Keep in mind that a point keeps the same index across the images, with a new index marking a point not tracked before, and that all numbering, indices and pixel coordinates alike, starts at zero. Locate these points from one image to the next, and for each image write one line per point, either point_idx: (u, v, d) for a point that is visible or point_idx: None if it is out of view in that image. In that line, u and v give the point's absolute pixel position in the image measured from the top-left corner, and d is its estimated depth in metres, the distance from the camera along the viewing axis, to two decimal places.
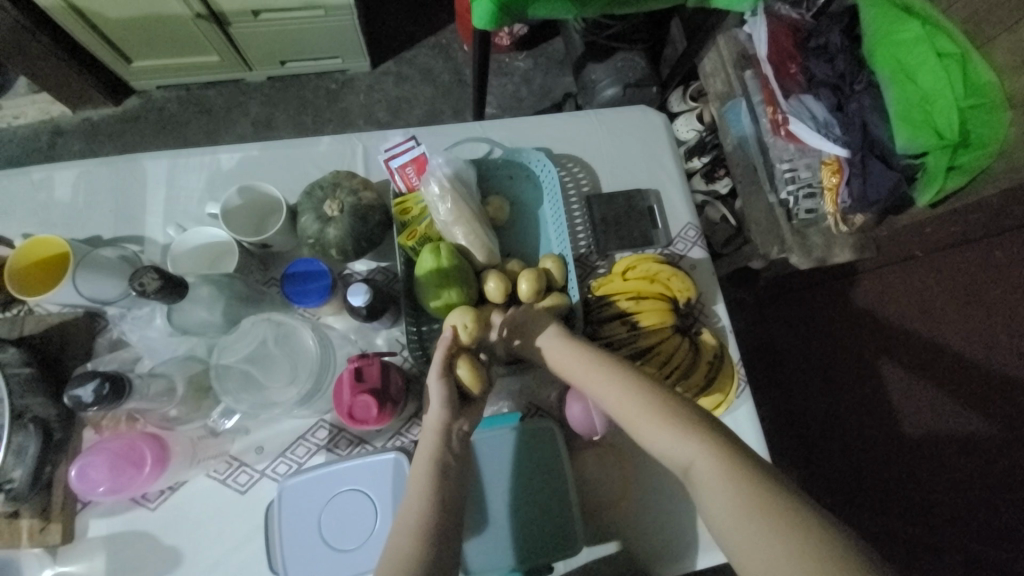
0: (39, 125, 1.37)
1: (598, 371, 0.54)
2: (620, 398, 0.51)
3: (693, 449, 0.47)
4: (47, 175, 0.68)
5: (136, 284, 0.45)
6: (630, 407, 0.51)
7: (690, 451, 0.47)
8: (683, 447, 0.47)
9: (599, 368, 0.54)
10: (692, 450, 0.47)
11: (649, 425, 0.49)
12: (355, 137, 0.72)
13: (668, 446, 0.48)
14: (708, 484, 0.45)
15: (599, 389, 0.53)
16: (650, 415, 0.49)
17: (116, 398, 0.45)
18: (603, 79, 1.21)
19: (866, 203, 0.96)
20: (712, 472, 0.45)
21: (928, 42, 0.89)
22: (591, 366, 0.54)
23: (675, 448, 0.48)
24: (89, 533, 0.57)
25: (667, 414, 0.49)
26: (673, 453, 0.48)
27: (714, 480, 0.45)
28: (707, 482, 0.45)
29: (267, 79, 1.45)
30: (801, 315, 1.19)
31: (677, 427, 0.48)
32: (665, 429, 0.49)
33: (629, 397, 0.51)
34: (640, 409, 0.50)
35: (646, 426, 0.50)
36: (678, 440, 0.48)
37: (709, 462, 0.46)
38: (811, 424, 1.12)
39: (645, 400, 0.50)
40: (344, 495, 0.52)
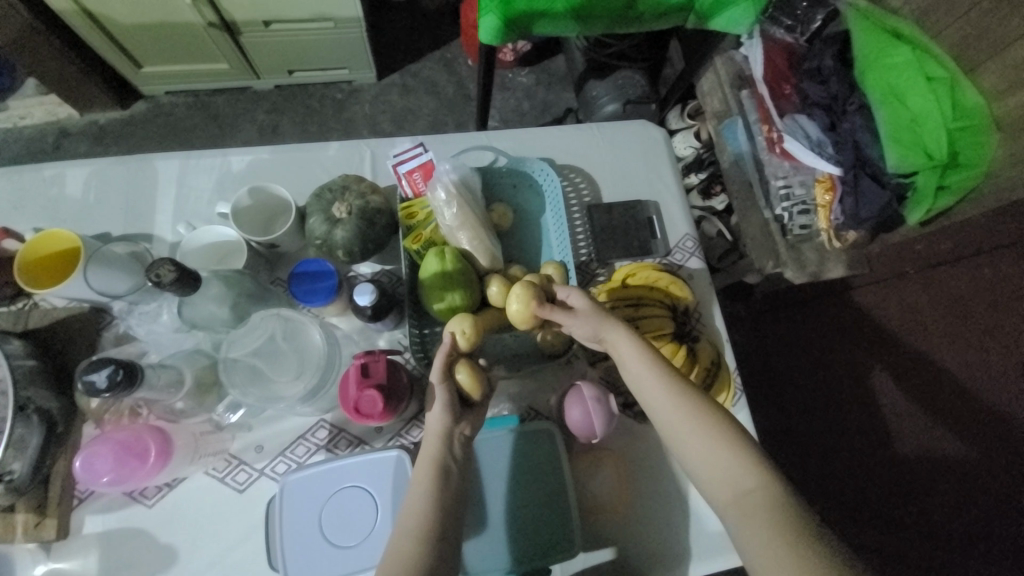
0: (46, 126, 1.39)
1: (661, 383, 0.53)
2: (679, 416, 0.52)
3: (755, 479, 0.48)
4: (59, 172, 0.69)
5: (152, 275, 0.46)
6: (685, 423, 0.52)
7: (751, 480, 0.48)
8: (744, 474, 0.49)
9: (659, 383, 0.54)
10: (748, 479, 0.48)
11: (707, 449, 0.50)
12: (364, 143, 0.74)
13: (724, 467, 0.49)
14: (757, 516, 0.46)
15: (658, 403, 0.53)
16: (709, 437, 0.51)
17: (129, 384, 0.46)
18: (604, 96, 1.25)
19: (857, 220, 0.98)
20: (765, 503, 0.46)
21: (917, 67, 0.93)
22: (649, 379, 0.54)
23: (733, 472, 0.49)
24: (84, 529, 0.57)
25: (732, 440, 0.50)
26: (724, 476, 0.49)
27: (764, 511, 0.46)
28: (756, 513, 0.46)
29: (274, 87, 1.47)
30: (797, 326, 1.21)
31: (735, 453, 0.50)
32: (723, 450, 0.50)
33: (687, 415, 0.52)
34: (705, 431, 0.51)
35: (698, 446, 0.51)
36: (739, 466, 0.49)
37: (760, 496, 0.47)
38: (809, 437, 1.13)
39: (702, 423, 0.51)
40: (345, 492, 0.52)
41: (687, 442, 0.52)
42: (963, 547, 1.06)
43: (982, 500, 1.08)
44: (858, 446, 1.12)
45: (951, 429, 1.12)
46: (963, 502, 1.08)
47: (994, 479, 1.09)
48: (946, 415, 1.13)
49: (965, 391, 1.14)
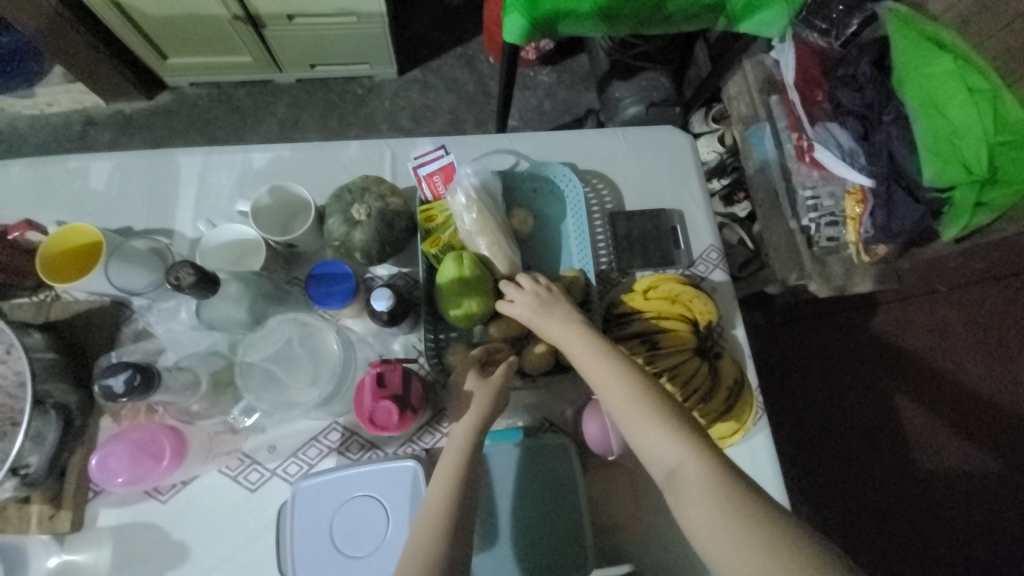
0: (73, 115, 1.41)
1: (596, 358, 0.54)
2: (620, 394, 0.52)
3: (684, 452, 0.48)
4: (83, 165, 0.70)
5: (171, 277, 0.46)
6: (617, 397, 0.52)
7: (680, 453, 0.48)
8: (671, 448, 0.48)
9: (602, 360, 0.54)
10: (678, 452, 0.48)
11: (640, 423, 0.50)
12: (384, 142, 0.73)
13: (654, 441, 0.49)
14: (689, 491, 0.46)
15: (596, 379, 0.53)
16: (641, 409, 0.50)
17: (146, 389, 0.46)
18: (627, 97, 1.22)
19: (888, 234, 0.94)
20: (697, 476, 0.46)
21: (959, 77, 0.89)
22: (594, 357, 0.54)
23: (663, 447, 0.49)
24: (99, 522, 0.57)
25: (660, 413, 0.50)
26: (657, 451, 0.49)
27: (697, 488, 0.46)
28: (687, 487, 0.46)
29: (296, 81, 1.47)
30: (818, 341, 1.17)
31: (666, 426, 0.49)
32: (654, 424, 0.50)
33: (620, 390, 0.52)
34: (632, 404, 0.51)
35: (631, 419, 0.51)
36: (668, 439, 0.49)
37: (690, 469, 0.47)
38: (825, 454, 1.10)
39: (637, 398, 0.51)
40: (356, 501, 0.51)
41: (620, 415, 0.52)
42: (977, 567, 1.03)
43: (1005, 523, 1.05)
44: (879, 469, 1.08)
45: (967, 446, 1.09)
46: (979, 521, 1.05)
47: (1010, 498, 1.06)
48: (963, 432, 1.10)
49: (983, 407, 1.11)
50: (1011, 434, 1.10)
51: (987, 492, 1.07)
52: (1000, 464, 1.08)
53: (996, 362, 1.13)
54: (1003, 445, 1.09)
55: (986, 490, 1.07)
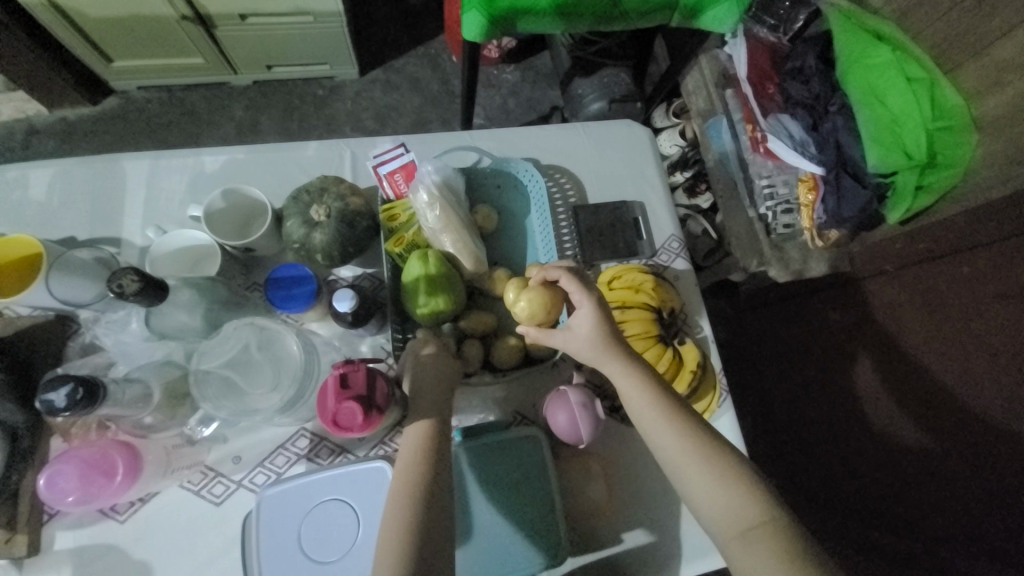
0: (12, 123, 1.33)
1: (659, 412, 0.52)
2: (681, 451, 0.51)
3: (763, 511, 0.48)
4: (21, 173, 0.66)
5: (113, 285, 0.44)
6: (686, 456, 0.51)
7: (758, 513, 0.48)
8: (744, 507, 0.49)
9: (662, 415, 0.52)
10: (754, 512, 0.48)
11: (712, 485, 0.50)
12: (343, 142, 0.72)
13: (723, 498, 0.49)
14: (757, 551, 0.46)
15: (657, 433, 0.52)
16: (707, 470, 0.50)
17: (90, 403, 0.43)
18: (589, 93, 1.24)
19: (839, 219, 0.99)
20: (763, 537, 0.47)
21: (898, 67, 0.94)
22: (654, 411, 0.53)
23: (736, 507, 0.49)
24: (51, 548, 0.54)
25: (733, 471, 0.50)
26: (729, 511, 0.49)
27: (767, 554, 0.46)
28: (753, 546, 0.47)
29: (253, 83, 1.43)
30: (785, 328, 1.27)
31: (733, 487, 0.49)
32: (723, 483, 0.50)
33: (689, 449, 0.51)
34: (697, 464, 0.51)
35: (702, 480, 0.50)
36: (744, 499, 0.49)
37: (764, 531, 0.47)
38: (787, 431, 1.20)
39: (700, 453, 0.51)
40: (326, 504, 0.50)
41: (685, 475, 0.51)
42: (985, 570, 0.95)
43: None
44: (845, 448, 1.15)
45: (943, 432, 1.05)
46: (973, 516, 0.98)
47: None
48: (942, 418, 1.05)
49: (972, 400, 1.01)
50: None
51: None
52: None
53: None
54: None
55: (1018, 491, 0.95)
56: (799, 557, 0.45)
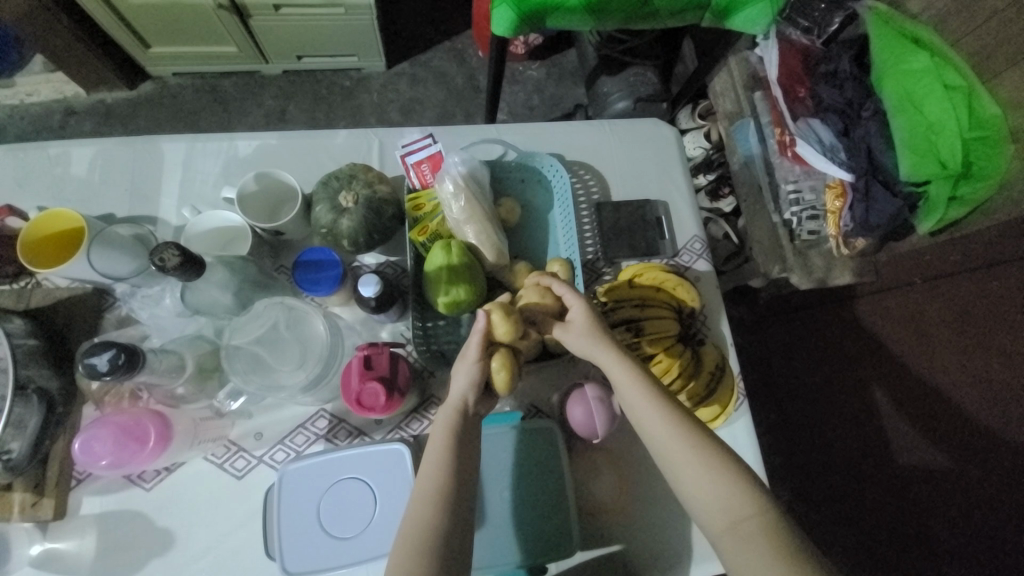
0: (52, 104, 1.38)
1: (653, 404, 0.52)
2: (674, 444, 0.51)
3: (753, 507, 0.49)
4: (64, 151, 0.69)
5: (156, 258, 0.45)
6: (679, 450, 0.51)
7: (748, 508, 0.49)
8: (739, 502, 0.49)
9: (657, 410, 0.52)
10: (744, 508, 0.49)
11: (704, 481, 0.50)
12: (372, 131, 0.73)
13: (714, 493, 0.50)
14: (751, 544, 0.47)
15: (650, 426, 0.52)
16: (701, 467, 0.50)
17: (131, 369, 0.45)
18: (615, 92, 1.23)
19: (867, 227, 0.98)
20: (759, 530, 0.48)
21: (935, 74, 0.91)
22: (648, 406, 0.52)
23: (729, 504, 0.49)
24: (81, 511, 0.57)
25: (724, 468, 0.50)
26: (721, 506, 0.49)
27: (759, 545, 0.47)
28: (749, 541, 0.47)
29: (283, 72, 1.46)
30: (807, 332, 1.22)
31: (730, 481, 0.50)
32: (714, 480, 0.50)
33: (684, 445, 0.51)
34: (693, 459, 0.51)
35: (695, 476, 0.50)
36: (735, 495, 0.49)
37: (758, 524, 0.48)
38: (807, 455, 1.15)
39: (697, 449, 0.51)
40: (347, 483, 0.51)
41: (680, 470, 0.51)
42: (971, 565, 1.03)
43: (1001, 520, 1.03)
44: (861, 461, 1.13)
45: (969, 455, 1.07)
46: (970, 531, 1.05)
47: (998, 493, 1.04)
48: (951, 434, 1.08)
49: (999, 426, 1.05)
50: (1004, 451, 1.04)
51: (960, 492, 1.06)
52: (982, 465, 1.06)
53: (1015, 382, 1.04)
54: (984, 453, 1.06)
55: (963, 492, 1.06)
56: (791, 553, 0.46)
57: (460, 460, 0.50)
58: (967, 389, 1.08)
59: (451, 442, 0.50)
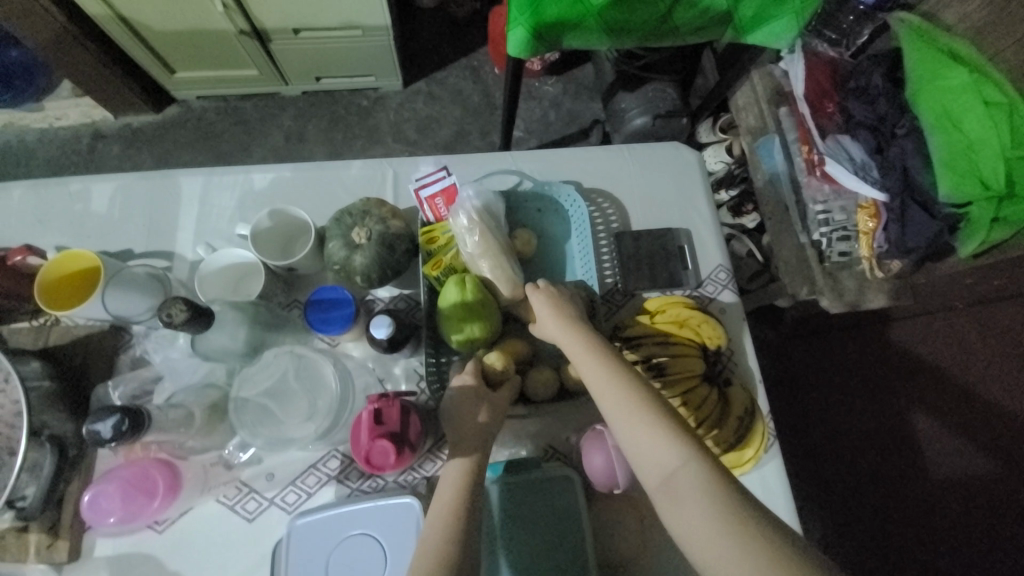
0: (83, 129, 1.42)
1: (593, 362, 0.53)
2: (610, 394, 0.51)
3: (681, 456, 0.47)
4: (85, 187, 0.70)
5: (163, 314, 0.45)
6: (613, 402, 0.51)
7: (681, 458, 0.47)
8: (672, 453, 0.47)
9: (601, 365, 0.53)
10: (675, 457, 0.47)
11: (639, 432, 0.49)
12: (386, 162, 0.72)
13: (650, 445, 0.48)
14: (686, 494, 0.45)
15: (594, 381, 0.52)
16: (639, 418, 0.49)
17: (136, 433, 0.45)
18: (633, 108, 1.20)
19: (903, 249, 0.92)
20: (694, 479, 0.45)
21: (975, 90, 0.86)
22: (593, 360, 0.53)
23: (662, 453, 0.47)
24: (94, 552, 0.56)
25: (657, 418, 0.49)
26: (654, 457, 0.47)
27: (693, 492, 0.45)
28: (683, 492, 0.45)
29: (302, 93, 1.48)
30: (839, 351, 1.15)
31: (669, 432, 0.48)
32: (647, 429, 0.48)
33: (618, 394, 0.51)
34: (630, 409, 0.50)
35: (628, 428, 0.49)
36: (667, 444, 0.47)
37: (693, 474, 0.45)
38: (838, 480, 1.07)
39: (635, 399, 0.50)
40: (356, 538, 0.50)
41: (612, 418, 0.50)
42: None
43: (1023, 540, 1.04)
44: (897, 484, 1.06)
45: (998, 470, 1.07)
46: (1012, 552, 1.03)
47: (1020, 509, 1.05)
48: (983, 448, 1.08)
49: (1018, 431, 1.10)
50: (1018, 465, 1.08)
51: (988, 513, 1.05)
52: (1004, 483, 1.07)
53: (1014, 400, 1.11)
54: (1007, 470, 1.07)
55: (988, 512, 1.05)
56: (723, 506, 0.43)
57: (469, 509, 0.49)
58: (991, 407, 1.11)
59: (463, 486, 0.50)
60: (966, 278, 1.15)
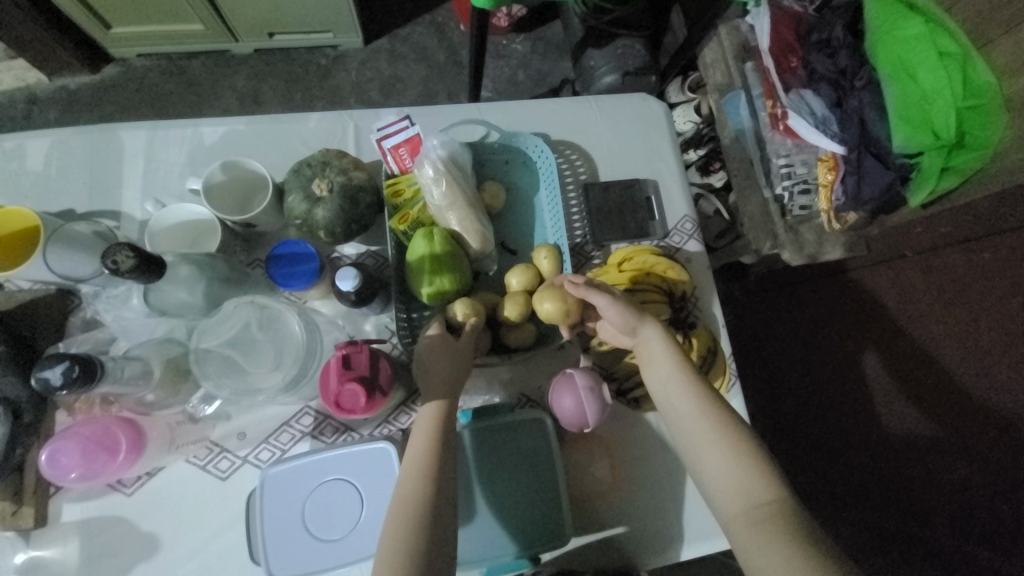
0: (14, 92, 1.30)
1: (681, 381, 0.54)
2: (694, 420, 0.53)
3: (768, 493, 0.48)
4: (18, 144, 0.64)
5: (108, 262, 0.43)
6: (706, 431, 0.52)
7: (764, 492, 0.48)
8: (757, 487, 0.49)
9: (688, 392, 0.54)
10: (763, 493, 0.48)
11: (727, 463, 0.50)
12: (346, 114, 0.69)
13: (735, 478, 0.50)
14: (765, 528, 0.46)
15: (682, 409, 0.54)
16: (724, 450, 0.51)
17: (87, 381, 0.44)
18: (602, 66, 1.18)
19: (859, 201, 0.95)
20: (777, 516, 0.46)
21: (930, 40, 0.88)
22: (684, 388, 0.54)
23: (745, 485, 0.49)
24: (61, 518, 0.55)
25: (751, 457, 0.50)
26: (738, 488, 0.49)
27: (773, 528, 0.46)
28: (761, 524, 0.46)
29: (255, 51, 1.38)
30: (794, 305, 1.23)
31: (752, 467, 0.50)
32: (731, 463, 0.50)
33: (701, 421, 0.53)
34: (717, 442, 0.51)
35: (713, 455, 0.51)
36: (752, 479, 0.49)
37: (773, 510, 0.47)
38: (792, 423, 1.17)
39: (719, 428, 0.52)
40: (330, 483, 0.50)
41: (694, 449, 0.53)
42: (994, 534, 1.01)
43: (1008, 490, 1.02)
44: (850, 428, 1.15)
45: (972, 419, 1.08)
46: (990, 504, 1.02)
47: (1004, 460, 1.03)
48: (946, 396, 1.10)
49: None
50: (1003, 414, 1.05)
51: (950, 459, 1.07)
52: (968, 430, 1.08)
53: (1006, 349, 1.07)
54: (982, 417, 1.07)
55: (951, 458, 1.07)
56: (799, 537, 0.45)
57: (447, 442, 0.50)
58: (971, 355, 1.10)
59: (439, 424, 0.51)
60: (917, 229, 1.22)
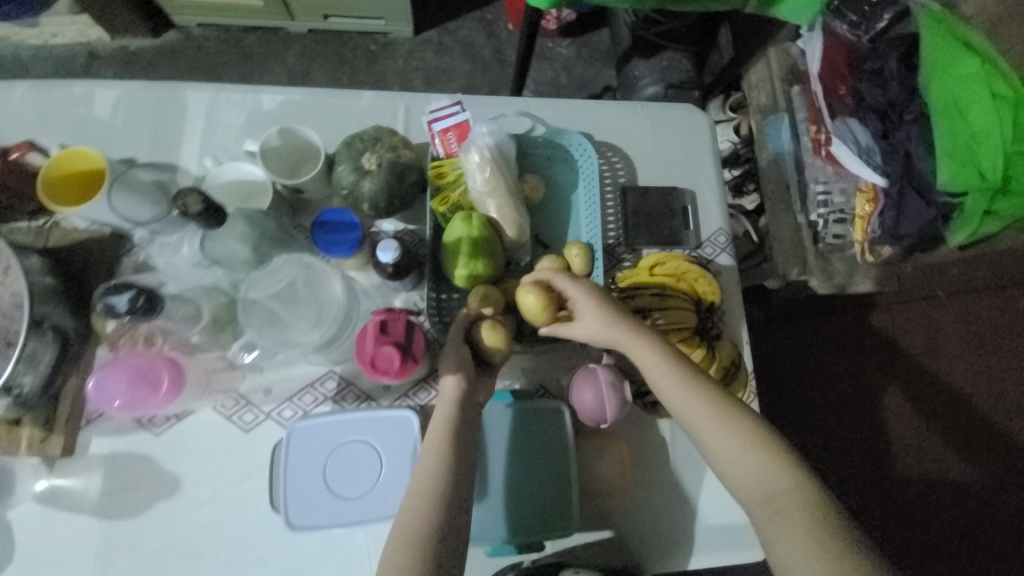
0: (77, 47, 1.36)
1: (626, 333, 0.55)
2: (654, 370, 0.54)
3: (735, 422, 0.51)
4: (89, 92, 0.68)
5: (179, 204, 0.49)
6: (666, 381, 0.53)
7: (734, 425, 0.51)
8: (722, 421, 0.51)
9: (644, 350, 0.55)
10: (733, 423, 0.51)
11: (693, 402, 0.52)
12: (398, 95, 0.71)
13: (704, 419, 0.52)
14: (740, 454, 0.50)
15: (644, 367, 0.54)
16: (688, 397, 0.52)
17: (149, 312, 0.48)
18: (646, 76, 1.18)
19: (896, 236, 0.94)
20: (745, 440, 0.50)
21: (985, 81, 0.87)
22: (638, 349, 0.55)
23: (713, 424, 0.51)
24: (89, 450, 0.57)
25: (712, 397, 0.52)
26: (710, 427, 0.51)
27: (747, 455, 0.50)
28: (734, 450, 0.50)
29: (309, 30, 1.43)
30: (822, 333, 1.18)
31: (714, 403, 0.52)
32: (692, 395, 0.52)
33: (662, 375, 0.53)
34: (683, 393, 0.52)
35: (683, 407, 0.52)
36: (719, 414, 0.52)
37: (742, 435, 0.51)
38: (812, 454, 1.11)
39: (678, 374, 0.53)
40: (354, 444, 0.52)
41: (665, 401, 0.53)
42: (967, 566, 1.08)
43: (982, 526, 1.10)
44: (866, 463, 1.11)
45: (966, 460, 1.13)
46: (970, 539, 1.09)
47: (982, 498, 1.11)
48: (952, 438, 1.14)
49: (986, 425, 1.15)
50: (985, 455, 1.13)
51: (949, 497, 1.10)
52: (966, 470, 1.12)
53: (989, 396, 1.16)
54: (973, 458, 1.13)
55: (950, 497, 1.10)
56: (766, 456, 0.49)
57: (467, 419, 0.52)
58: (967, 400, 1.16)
59: (461, 399, 0.52)
60: (950, 270, 1.20)
